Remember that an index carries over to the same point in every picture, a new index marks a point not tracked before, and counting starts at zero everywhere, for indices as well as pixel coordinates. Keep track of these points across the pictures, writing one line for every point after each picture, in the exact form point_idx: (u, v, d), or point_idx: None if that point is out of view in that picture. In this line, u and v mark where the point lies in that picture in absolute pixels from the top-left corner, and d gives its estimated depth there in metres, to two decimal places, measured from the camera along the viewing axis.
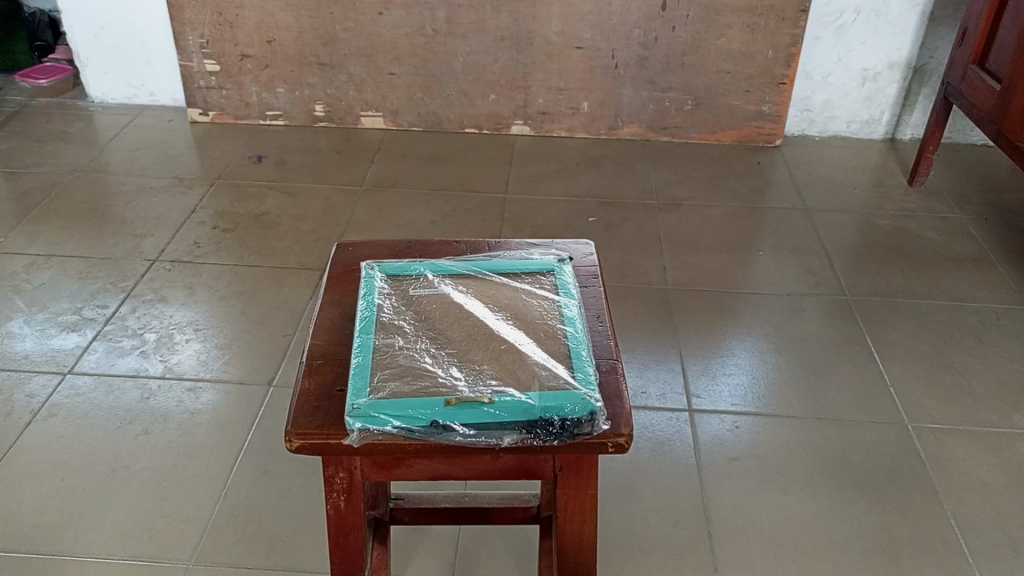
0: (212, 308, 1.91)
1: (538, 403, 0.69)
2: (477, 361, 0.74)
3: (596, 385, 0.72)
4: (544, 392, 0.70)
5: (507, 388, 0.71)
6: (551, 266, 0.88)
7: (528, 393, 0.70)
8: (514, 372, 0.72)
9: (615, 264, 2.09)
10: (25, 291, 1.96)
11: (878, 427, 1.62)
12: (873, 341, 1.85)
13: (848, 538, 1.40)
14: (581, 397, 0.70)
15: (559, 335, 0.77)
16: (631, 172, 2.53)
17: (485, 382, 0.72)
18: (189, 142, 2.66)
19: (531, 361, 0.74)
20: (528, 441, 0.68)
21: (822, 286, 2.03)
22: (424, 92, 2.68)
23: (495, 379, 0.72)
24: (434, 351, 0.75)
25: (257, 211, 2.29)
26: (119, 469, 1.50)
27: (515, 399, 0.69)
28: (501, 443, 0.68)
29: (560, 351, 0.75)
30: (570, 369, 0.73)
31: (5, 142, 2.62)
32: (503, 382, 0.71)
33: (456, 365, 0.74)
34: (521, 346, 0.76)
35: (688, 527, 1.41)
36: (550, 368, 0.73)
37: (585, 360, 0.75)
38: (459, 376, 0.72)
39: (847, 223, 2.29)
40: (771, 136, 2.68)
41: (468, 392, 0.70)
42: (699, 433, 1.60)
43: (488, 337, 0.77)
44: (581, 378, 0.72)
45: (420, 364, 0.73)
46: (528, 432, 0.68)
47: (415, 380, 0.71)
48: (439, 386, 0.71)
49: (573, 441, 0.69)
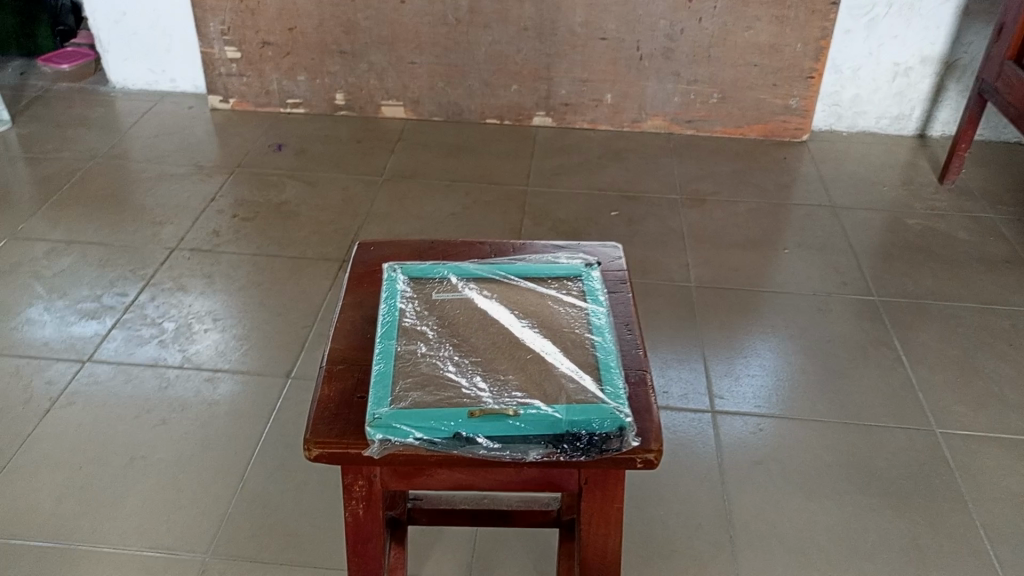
0: (230, 297, 1.90)
1: (565, 418, 0.66)
2: (502, 371, 0.72)
3: (624, 399, 0.69)
4: (571, 405, 0.68)
5: (533, 400, 0.69)
6: (578, 270, 0.85)
7: (554, 406, 0.67)
8: (540, 384, 0.70)
9: (637, 260, 2.06)
10: (45, 277, 1.96)
11: (905, 432, 1.59)
12: (901, 344, 1.81)
13: (874, 547, 1.37)
14: (609, 411, 0.67)
15: (587, 345, 0.75)
16: (654, 166, 2.49)
17: (510, 394, 0.69)
18: (209, 129, 2.65)
19: (558, 372, 0.71)
20: (554, 456, 0.66)
21: (849, 286, 1.99)
22: (445, 82, 2.65)
23: (520, 391, 0.69)
24: (457, 360, 0.73)
25: (277, 200, 2.28)
26: (137, 459, 1.49)
27: (541, 412, 0.67)
28: (526, 457, 0.66)
29: (588, 362, 0.73)
30: (598, 381, 0.71)
31: (27, 127, 2.62)
32: (528, 394, 0.69)
33: (480, 375, 0.71)
34: (547, 355, 0.73)
35: (710, 532, 1.38)
36: (577, 380, 0.70)
37: (614, 372, 0.72)
38: (484, 386, 0.70)
39: (875, 222, 2.24)
40: (797, 131, 2.63)
41: (493, 404, 0.68)
42: (721, 435, 1.57)
43: (514, 346, 0.75)
44: (609, 391, 0.69)
45: (443, 373, 0.71)
46: (554, 447, 0.66)
47: (438, 391, 0.69)
48: (463, 397, 0.69)
49: (601, 457, 0.66)
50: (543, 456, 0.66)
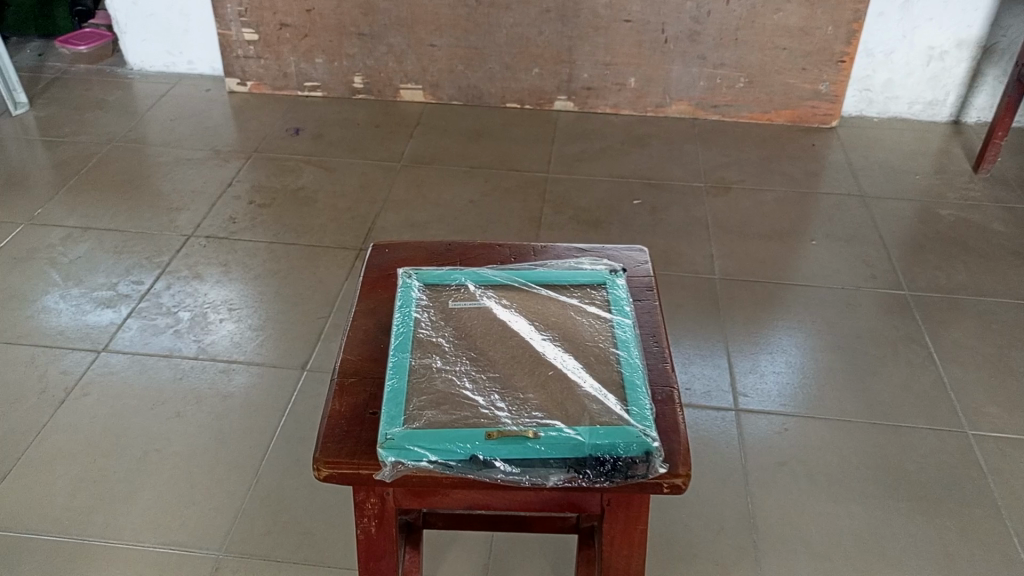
0: (247, 286, 1.88)
1: (588, 441, 0.63)
2: (522, 390, 0.68)
3: (650, 420, 0.65)
4: (595, 428, 0.64)
5: (555, 422, 0.65)
6: (602, 278, 0.82)
7: (577, 428, 0.64)
8: (562, 404, 0.67)
9: (660, 251, 2.01)
10: (61, 263, 1.94)
11: (936, 434, 1.54)
12: (932, 341, 1.75)
13: (903, 554, 1.33)
14: (635, 434, 0.64)
15: (611, 361, 0.71)
16: (678, 152, 2.43)
17: (530, 414, 0.66)
18: (226, 113, 2.62)
19: (580, 391, 0.68)
20: (576, 481, 0.63)
21: (879, 280, 1.93)
22: (465, 65, 2.60)
23: (540, 411, 0.66)
24: (474, 376, 0.70)
25: (294, 186, 2.25)
26: (151, 452, 1.48)
27: (563, 435, 0.63)
28: (546, 482, 0.63)
29: (613, 380, 0.69)
30: (623, 401, 0.67)
31: (45, 110, 2.60)
32: (549, 415, 0.66)
33: (499, 393, 0.68)
34: (570, 373, 0.70)
35: (733, 536, 1.35)
36: (601, 400, 0.67)
37: (641, 391, 0.68)
38: (502, 405, 0.67)
39: (906, 212, 2.17)
40: (827, 117, 2.56)
41: (512, 426, 0.65)
42: (745, 434, 1.53)
43: (534, 363, 0.71)
44: (635, 413, 0.66)
45: (458, 390, 0.68)
46: (577, 472, 0.63)
47: (454, 410, 0.66)
48: (479, 417, 0.65)
49: (626, 483, 0.63)
50: (564, 482, 0.63)
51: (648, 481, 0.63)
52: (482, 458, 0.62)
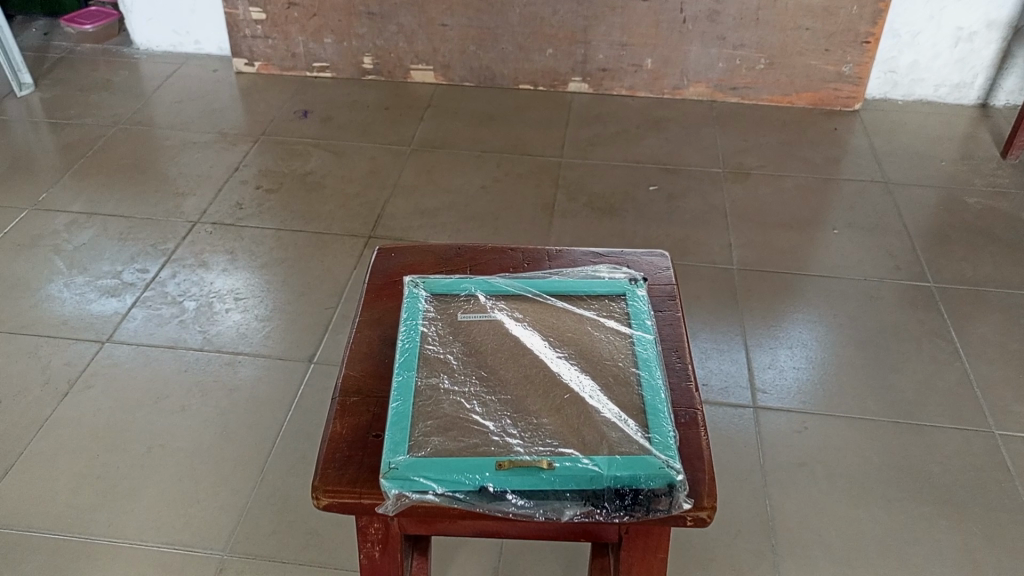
0: (254, 275, 1.84)
1: (608, 473, 0.63)
2: (535, 414, 0.69)
3: (674, 449, 0.66)
4: (613, 457, 0.65)
5: (570, 450, 0.66)
6: (622, 288, 0.83)
7: (595, 458, 0.64)
8: (579, 431, 0.67)
9: (677, 240, 1.96)
10: (65, 251, 1.91)
11: (961, 434, 1.49)
12: (959, 336, 1.70)
13: (927, 561, 1.28)
14: (658, 466, 0.64)
15: (632, 383, 0.72)
16: (695, 136, 2.37)
17: (544, 441, 0.67)
18: (233, 94, 2.57)
19: (600, 418, 0.68)
20: (593, 514, 0.64)
21: (902, 271, 1.87)
22: (477, 45, 2.53)
23: (555, 439, 0.67)
24: (485, 398, 0.70)
25: (302, 170, 2.20)
26: (156, 447, 1.45)
27: (579, 466, 0.64)
28: (561, 516, 0.63)
29: (633, 404, 0.70)
30: (644, 428, 0.67)
31: (50, 91, 2.56)
32: (564, 443, 0.66)
33: (511, 418, 0.69)
34: (588, 397, 0.70)
35: (750, 540, 1.31)
36: (621, 427, 0.67)
37: (663, 417, 0.69)
38: (513, 430, 0.68)
39: (931, 200, 2.11)
40: (850, 100, 2.48)
41: (525, 455, 0.65)
42: (763, 433, 1.49)
43: (549, 383, 0.72)
44: (657, 440, 0.66)
45: (468, 415, 0.68)
46: (594, 505, 0.63)
47: (462, 436, 0.67)
48: (490, 444, 0.66)
49: (648, 517, 0.63)
50: (581, 515, 0.63)
51: (671, 515, 0.63)
52: (493, 491, 0.63)
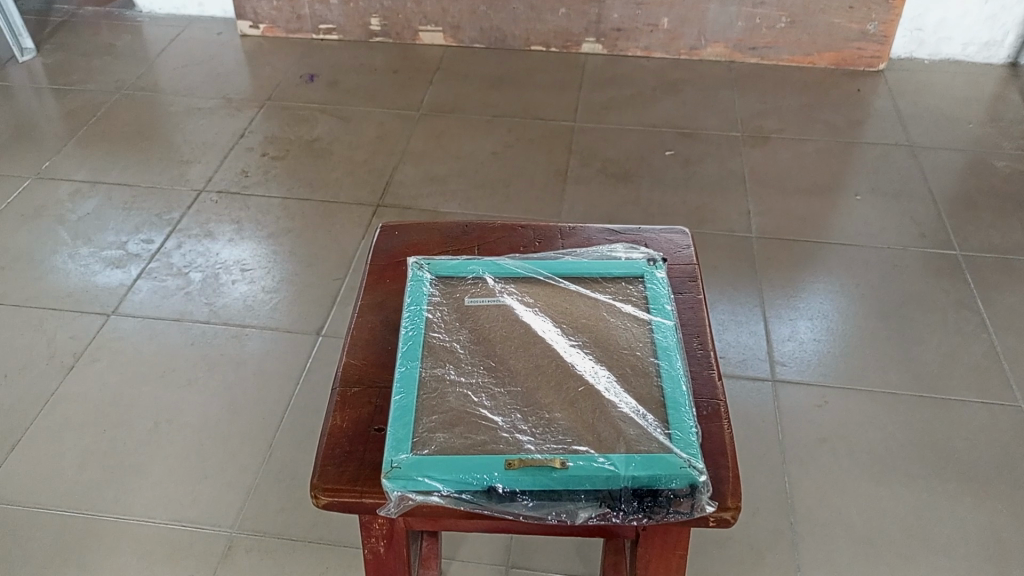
0: (261, 245, 1.80)
1: (625, 473, 0.61)
2: (548, 408, 0.66)
3: (696, 447, 0.63)
4: (631, 455, 0.62)
5: (585, 448, 0.63)
6: (640, 270, 0.80)
7: (611, 457, 0.62)
8: (593, 428, 0.65)
9: (694, 207, 1.90)
10: (70, 221, 1.88)
11: (988, 409, 1.44)
12: (985, 307, 1.64)
13: (950, 540, 1.25)
14: (679, 466, 0.61)
15: (651, 374, 0.69)
16: (713, 99, 2.30)
17: (556, 438, 0.64)
18: (239, 58, 2.51)
19: (616, 413, 0.66)
20: (609, 516, 0.61)
21: (927, 239, 1.81)
22: (488, 5, 2.46)
23: (569, 434, 0.64)
24: (494, 391, 0.68)
25: (309, 137, 2.15)
26: (162, 422, 1.43)
27: (595, 465, 0.61)
28: (576, 519, 0.61)
29: (652, 398, 0.67)
30: (665, 424, 0.65)
31: (52, 57, 2.50)
32: (579, 440, 0.64)
33: (522, 413, 0.66)
34: (604, 390, 0.68)
35: (769, 519, 1.28)
36: (639, 423, 0.65)
37: (684, 411, 0.66)
38: (524, 426, 0.65)
39: (958, 164, 2.03)
40: (874, 60, 2.40)
41: (537, 454, 0.62)
42: (782, 406, 1.45)
43: (562, 374, 0.69)
44: (678, 438, 0.63)
45: (475, 409, 0.66)
46: (609, 506, 0.61)
47: (469, 433, 0.64)
48: (499, 442, 0.64)
49: (668, 518, 0.61)
50: (596, 517, 0.61)
51: (693, 518, 0.61)
52: (502, 491, 0.61)
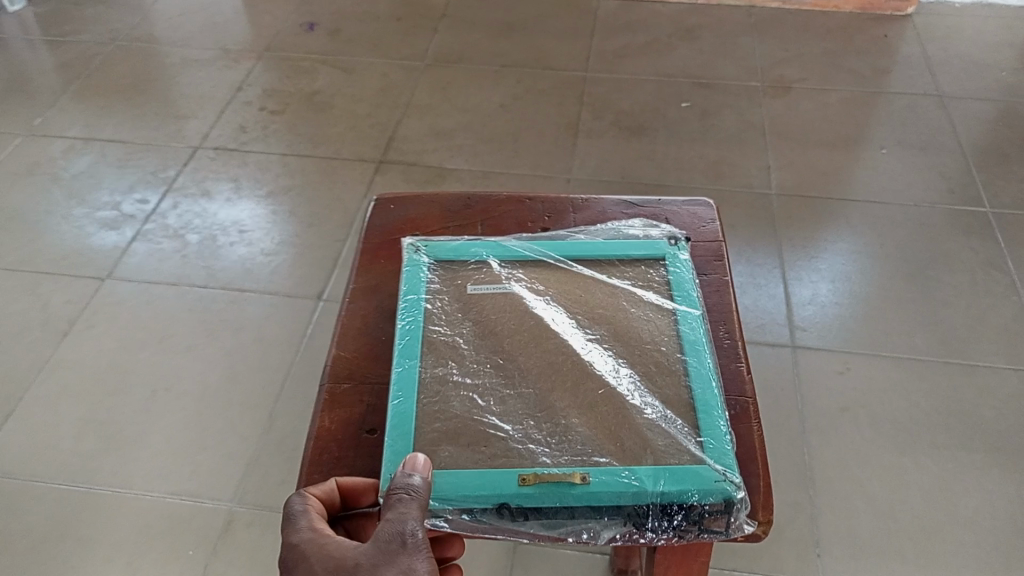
0: (261, 204, 1.74)
1: (653, 489, 0.58)
2: (563, 413, 0.63)
3: (731, 457, 0.60)
4: (659, 470, 0.59)
5: (606, 459, 0.60)
6: (662, 252, 0.77)
7: (638, 470, 0.59)
8: (616, 436, 0.61)
9: (711, 162, 1.81)
10: (62, 179, 1.81)
11: (1019, 375, 1.37)
12: (1016, 267, 1.56)
13: (976, 514, 1.20)
14: (714, 480, 0.58)
15: (679, 374, 0.66)
16: (731, 45, 2.19)
17: (575, 449, 0.61)
18: (236, 6, 2.41)
19: (639, 418, 0.63)
20: (632, 535, 0.58)
21: (956, 195, 1.73)
22: None
23: (590, 442, 0.61)
24: (502, 394, 0.65)
25: (309, 89, 2.06)
26: (160, 391, 1.38)
27: (619, 481, 0.58)
28: (600, 538, 0.58)
29: (681, 400, 0.64)
30: (695, 432, 0.62)
31: (43, 6, 2.41)
32: (601, 451, 0.60)
33: (534, 418, 0.63)
34: (625, 393, 0.64)
35: (786, 492, 1.23)
36: (667, 434, 0.62)
37: (715, 414, 0.63)
38: (537, 435, 0.62)
39: (989, 115, 1.93)
40: (902, 3, 2.28)
41: (553, 467, 0.59)
42: (803, 374, 1.39)
43: (578, 373, 0.66)
44: (711, 448, 0.60)
45: (479, 415, 0.63)
46: (633, 526, 0.58)
47: (474, 444, 0.61)
48: (510, 454, 0.60)
49: (701, 538, 0.59)
50: (621, 537, 0.58)
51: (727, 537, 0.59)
52: (515, 509, 0.58)
